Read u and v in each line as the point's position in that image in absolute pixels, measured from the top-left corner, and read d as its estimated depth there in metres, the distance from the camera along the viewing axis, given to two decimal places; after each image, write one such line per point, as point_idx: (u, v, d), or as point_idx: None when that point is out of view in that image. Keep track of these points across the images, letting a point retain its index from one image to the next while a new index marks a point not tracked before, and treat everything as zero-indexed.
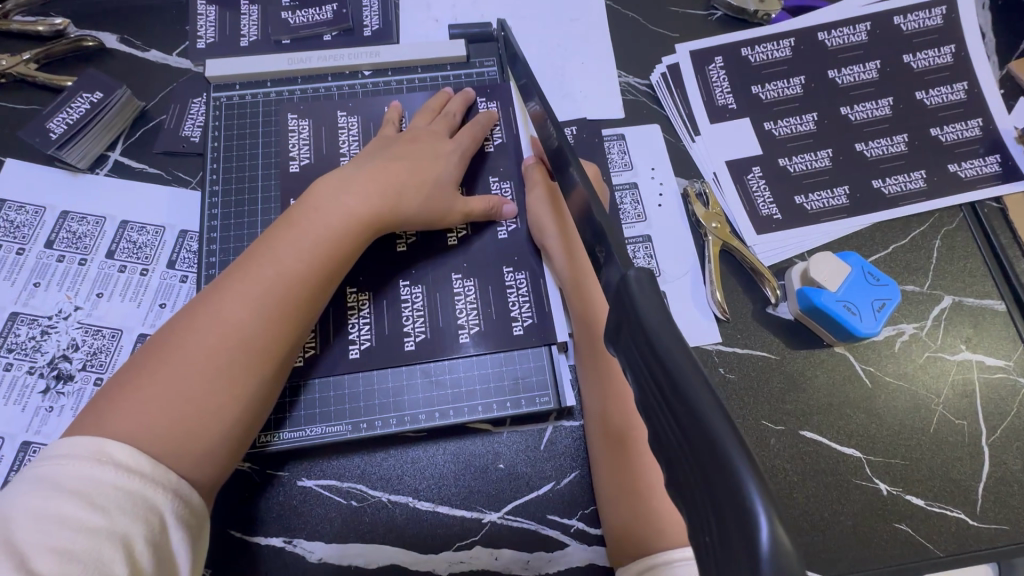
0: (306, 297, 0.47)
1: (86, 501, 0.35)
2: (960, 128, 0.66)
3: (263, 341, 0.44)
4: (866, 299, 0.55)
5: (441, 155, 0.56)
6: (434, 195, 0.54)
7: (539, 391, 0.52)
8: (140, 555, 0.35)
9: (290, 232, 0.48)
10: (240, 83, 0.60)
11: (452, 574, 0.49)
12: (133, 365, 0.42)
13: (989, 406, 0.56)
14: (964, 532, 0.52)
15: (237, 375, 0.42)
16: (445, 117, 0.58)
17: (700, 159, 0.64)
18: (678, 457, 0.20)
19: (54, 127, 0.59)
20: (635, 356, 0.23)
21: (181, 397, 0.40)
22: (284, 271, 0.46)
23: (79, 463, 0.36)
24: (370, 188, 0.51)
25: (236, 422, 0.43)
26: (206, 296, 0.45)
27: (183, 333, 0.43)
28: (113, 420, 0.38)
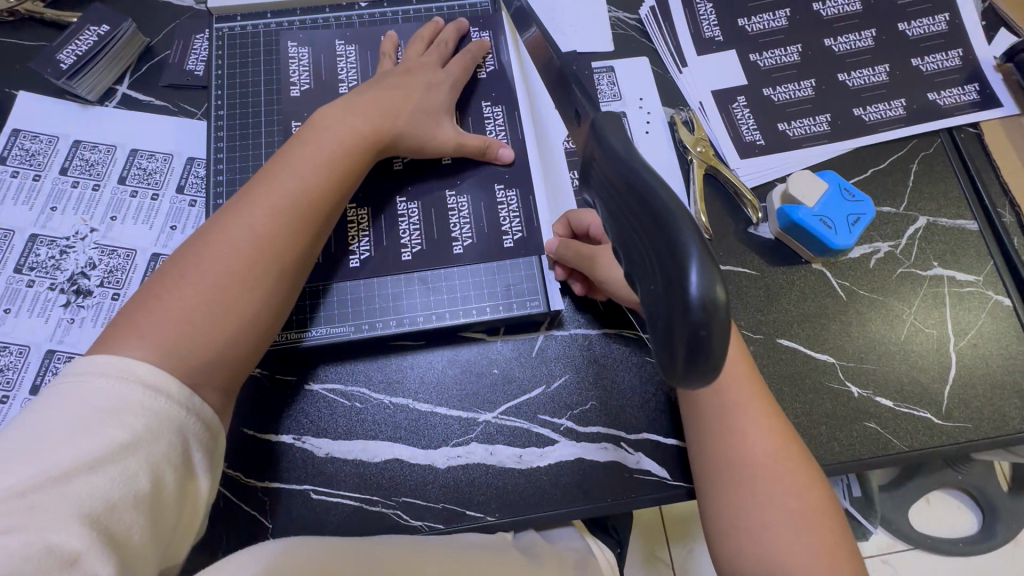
0: (313, 216, 0.49)
1: (115, 418, 0.37)
2: (940, 58, 0.67)
3: (281, 253, 0.47)
4: (841, 214, 0.58)
5: (434, 85, 0.58)
6: (428, 123, 0.56)
7: (530, 297, 0.56)
8: (165, 473, 0.38)
9: (300, 153, 0.50)
10: (242, 15, 0.63)
11: (450, 467, 0.53)
12: (162, 277, 0.44)
13: (958, 317, 0.59)
14: (929, 430, 0.55)
15: (253, 286, 0.45)
16: (438, 47, 0.60)
17: (686, 90, 0.66)
18: (637, 249, 0.25)
19: (64, 59, 0.61)
20: (607, 182, 0.27)
21: (200, 305, 0.43)
22: (296, 189, 0.48)
23: (110, 383, 0.38)
24: (372, 117, 0.53)
25: (261, 327, 0.46)
26: (224, 214, 0.47)
27: (205, 247, 0.45)
28: (149, 323, 0.42)
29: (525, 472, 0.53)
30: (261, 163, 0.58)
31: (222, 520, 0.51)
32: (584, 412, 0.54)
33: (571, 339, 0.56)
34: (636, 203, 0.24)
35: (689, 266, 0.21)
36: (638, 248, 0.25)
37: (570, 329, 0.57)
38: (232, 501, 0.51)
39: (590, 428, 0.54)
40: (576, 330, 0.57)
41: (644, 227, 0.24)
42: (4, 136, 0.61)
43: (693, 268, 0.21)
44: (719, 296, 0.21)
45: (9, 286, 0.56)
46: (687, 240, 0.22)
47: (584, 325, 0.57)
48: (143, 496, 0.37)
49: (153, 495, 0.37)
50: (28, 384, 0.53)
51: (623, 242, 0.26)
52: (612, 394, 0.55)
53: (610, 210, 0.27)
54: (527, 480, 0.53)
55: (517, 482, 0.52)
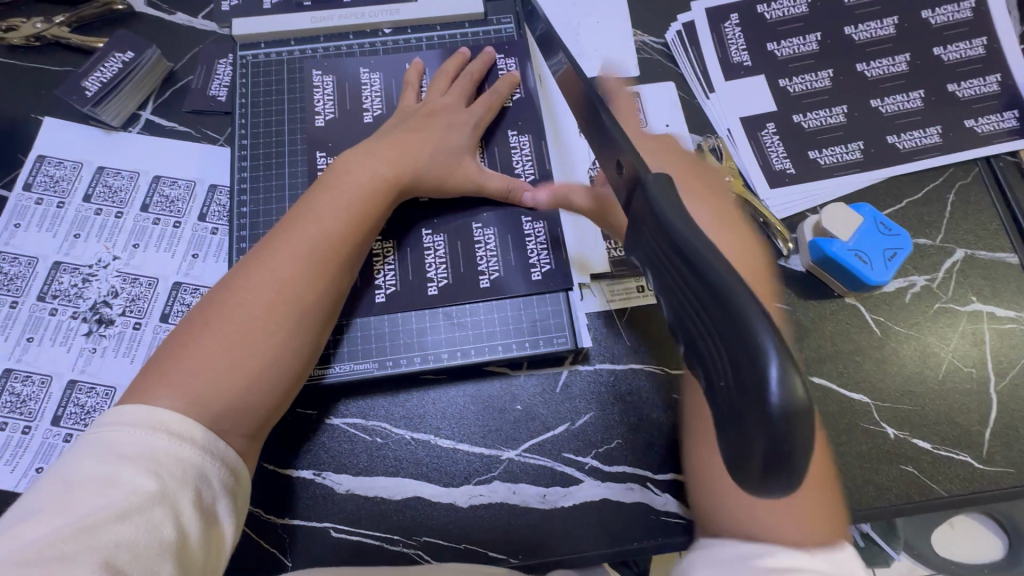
0: (332, 260, 0.49)
1: (141, 467, 0.38)
2: (977, 84, 0.65)
3: (302, 301, 0.48)
4: (877, 248, 0.56)
5: (460, 122, 0.57)
6: (451, 163, 0.55)
7: (557, 333, 0.55)
8: (189, 519, 0.38)
9: (320, 200, 0.50)
10: (265, 42, 0.62)
11: (472, 506, 0.52)
12: (190, 325, 0.46)
13: (998, 355, 0.57)
14: (970, 475, 0.53)
15: (275, 334, 0.46)
16: (463, 80, 0.59)
17: (714, 117, 0.65)
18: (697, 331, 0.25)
19: (88, 87, 0.61)
20: (656, 245, 0.28)
21: (227, 355, 0.45)
22: (317, 236, 0.49)
23: (138, 434, 0.39)
24: (390, 157, 0.53)
25: (286, 372, 0.47)
26: (247, 261, 0.49)
27: (232, 296, 0.47)
28: (177, 371, 0.44)
29: (548, 512, 0.52)
30: (285, 194, 0.57)
31: (241, 556, 0.50)
32: (610, 451, 0.53)
33: (598, 375, 0.55)
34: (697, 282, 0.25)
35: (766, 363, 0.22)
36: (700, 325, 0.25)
37: (596, 365, 0.55)
38: (252, 538, 0.51)
39: (616, 468, 0.52)
40: (602, 366, 0.55)
41: (710, 312, 0.24)
42: (30, 163, 0.61)
43: (772, 367, 0.22)
44: (799, 397, 0.21)
45: (32, 314, 0.56)
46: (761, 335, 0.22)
47: (611, 361, 0.55)
48: (170, 545, 0.37)
49: (180, 545, 0.38)
50: (50, 415, 0.53)
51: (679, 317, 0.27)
52: (638, 433, 0.53)
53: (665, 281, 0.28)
54: (552, 521, 0.51)
55: (540, 523, 0.51)
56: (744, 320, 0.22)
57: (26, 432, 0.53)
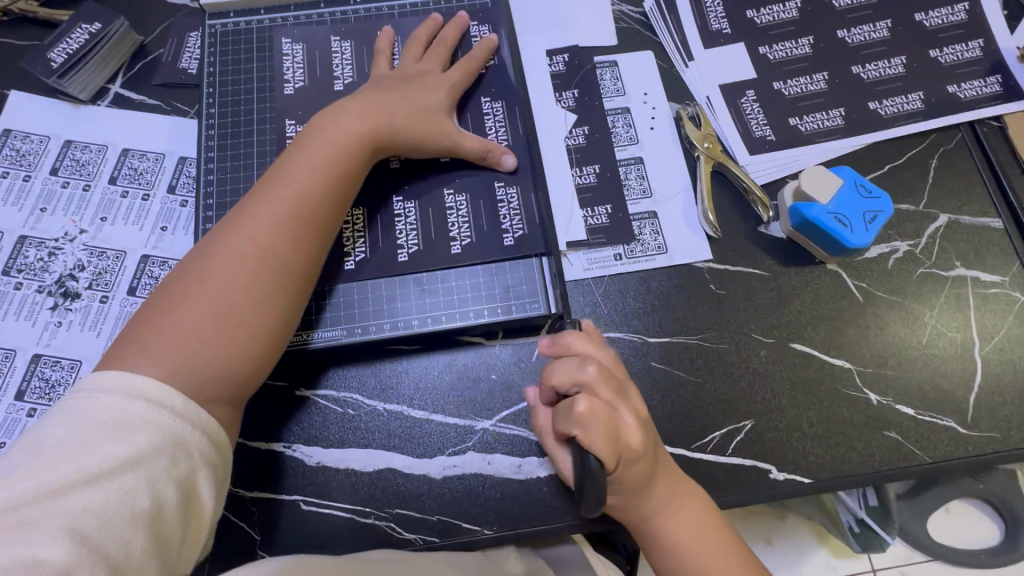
0: (313, 223, 0.48)
1: (116, 435, 0.38)
2: (959, 49, 0.64)
3: (282, 264, 0.46)
4: (857, 211, 0.55)
5: (434, 85, 0.56)
6: (428, 124, 0.54)
7: (531, 299, 0.53)
8: (163, 487, 0.38)
9: (298, 162, 0.49)
10: (234, 11, 0.61)
11: (445, 477, 0.50)
12: (169, 295, 0.45)
13: (983, 320, 0.56)
14: (954, 440, 0.52)
15: (258, 299, 0.45)
16: (437, 46, 0.58)
17: (693, 85, 0.64)
18: None
19: (55, 58, 0.60)
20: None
21: (208, 322, 0.43)
22: (295, 199, 0.47)
23: (114, 399, 0.39)
24: (369, 118, 0.52)
25: (269, 337, 0.46)
26: (224, 227, 0.47)
27: (210, 263, 0.45)
28: (158, 342, 0.42)
29: (523, 482, 0.50)
30: (254, 163, 0.56)
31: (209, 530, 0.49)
32: None
33: None
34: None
35: None
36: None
37: None
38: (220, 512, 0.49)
39: None
40: None
41: None
42: None
43: None
44: None
45: None
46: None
47: None
48: (144, 512, 0.37)
49: (152, 513, 0.37)
50: (13, 389, 0.52)
51: None
52: None
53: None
54: (527, 491, 0.50)
55: (515, 494, 0.50)
56: None
57: None
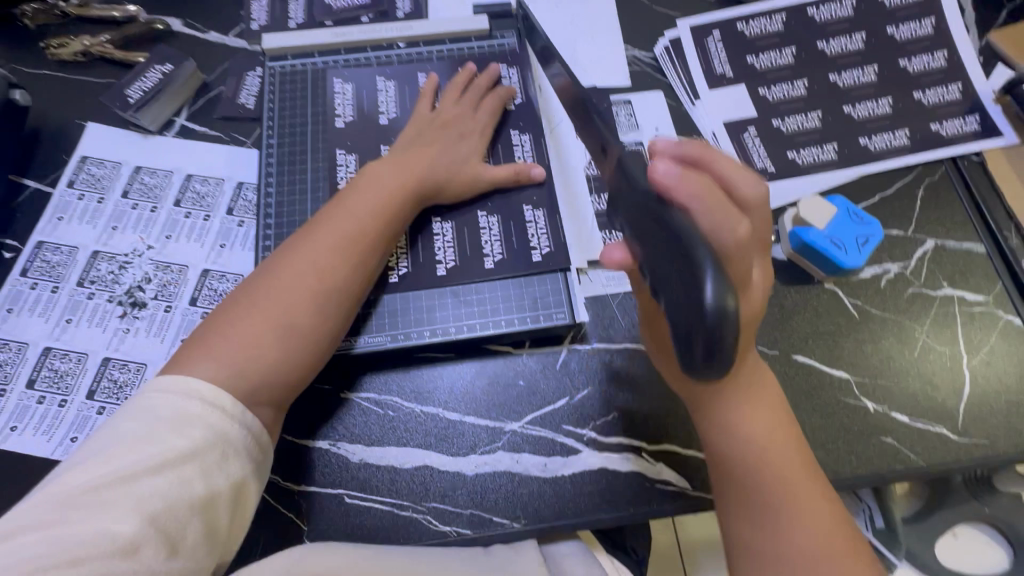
0: (364, 252, 0.54)
1: (175, 430, 0.43)
2: (940, 91, 0.71)
3: (336, 287, 0.52)
4: (850, 235, 0.61)
5: (468, 132, 0.63)
6: (464, 166, 0.61)
7: (556, 309, 0.59)
8: (215, 477, 0.43)
9: (357, 197, 0.56)
10: (290, 54, 0.69)
11: (478, 474, 0.55)
12: (233, 303, 0.51)
13: (969, 336, 0.61)
14: (946, 446, 0.57)
15: (311, 316, 0.51)
16: (468, 92, 0.66)
17: (699, 121, 0.71)
18: (659, 263, 0.31)
19: (131, 95, 0.68)
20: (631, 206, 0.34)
21: (267, 332, 0.49)
22: (352, 229, 0.54)
23: (173, 398, 0.44)
24: (416, 164, 0.59)
25: (312, 353, 0.51)
26: (288, 248, 0.53)
27: (273, 280, 0.51)
28: (223, 345, 0.48)
29: (550, 480, 0.55)
30: (306, 187, 0.63)
31: (260, 520, 0.53)
32: (607, 423, 0.57)
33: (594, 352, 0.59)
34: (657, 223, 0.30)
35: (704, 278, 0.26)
36: (662, 264, 0.31)
37: (593, 343, 0.59)
38: (271, 504, 0.54)
39: (612, 439, 0.56)
40: (598, 344, 0.59)
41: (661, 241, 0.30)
42: (73, 163, 0.67)
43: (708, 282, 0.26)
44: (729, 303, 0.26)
45: (72, 297, 0.61)
46: (705, 261, 0.27)
47: (606, 339, 0.60)
48: (198, 499, 0.42)
49: (206, 500, 0.42)
50: (85, 389, 0.57)
51: (649, 262, 0.32)
52: (632, 407, 0.57)
53: (640, 236, 0.33)
54: (553, 488, 0.54)
55: (542, 490, 0.54)
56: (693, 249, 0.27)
57: (62, 405, 0.57)
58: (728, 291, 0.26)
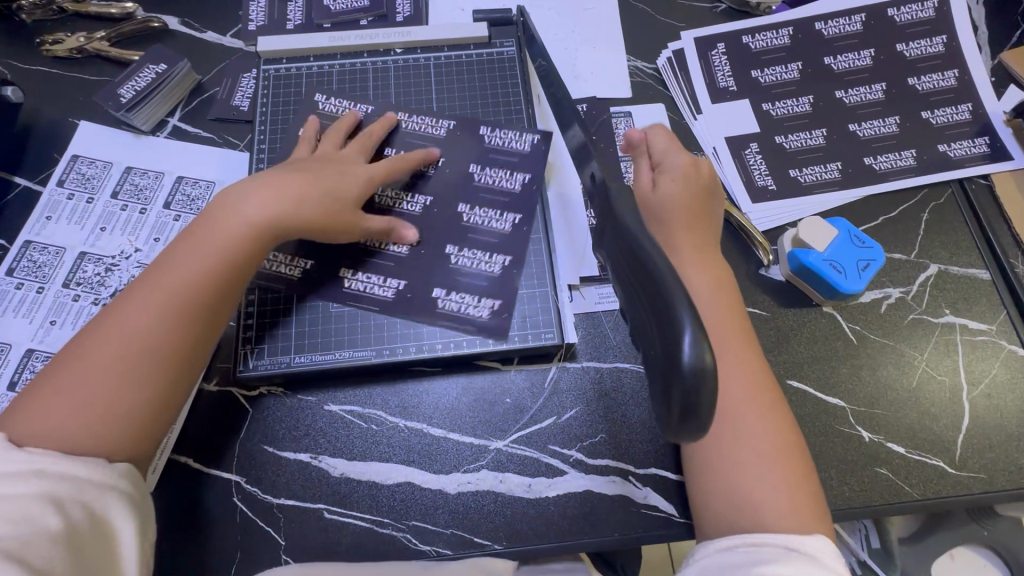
0: (203, 303, 0.49)
1: (13, 476, 0.40)
2: (949, 112, 0.69)
3: (167, 342, 0.47)
4: (851, 259, 0.59)
5: (357, 176, 0.57)
6: (341, 212, 0.55)
7: (545, 329, 0.58)
8: (69, 507, 0.41)
9: (182, 244, 0.51)
10: (286, 58, 0.68)
11: (460, 493, 0.54)
12: (53, 366, 0.46)
13: (971, 366, 0.59)
14: (943, 479, 0.55)
15: (135, 376, 0.46)
16: (363, 139, 0.61)
17: (700, 136, 0.69)
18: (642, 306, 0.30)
19: (124, 94, 0.67)
20: (612, 236, 0.34)
21: (84, 400, 0.44)
22: (186, 277, 0.49)
23: (3, 453, 0.41)
24: (274, 200, 0.52)
25: (149, 414, 0.46)
26: (117, 303, 0.48)
27: (92, 341, 0.46)
28: (34, 417, 0.43)
29: (533, 501, 0.54)
30: None
31: (237, 534, 0.52)
32: (594, 444, 0.55)
33: (584, 372, 0.58)
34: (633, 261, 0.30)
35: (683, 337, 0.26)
36: (645, 313, 0.31)
37: (584, 361, 0.58)
38: (252, 517, 0.53)
39: (599, 460, 0.55)
40: (589, 363, 0.58)
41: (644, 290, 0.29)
42: (64, 162, 0.66)
43: (686, 340, 0.26)
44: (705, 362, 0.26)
45: (57, 299, 0.60)
46: (677, 306, 0.27)
47: (596, 358, 0.58)
48: (56, 532, 0.40)
49: (69, 531, 0.40)
50: None
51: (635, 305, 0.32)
52: (620, 429, 0.56)
53: (626, 271, 0.32)
54: (536, 510, 0.53)
55: (525, 512, 0.53)
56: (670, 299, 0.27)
57: None
58: (702, 333, 0.26)
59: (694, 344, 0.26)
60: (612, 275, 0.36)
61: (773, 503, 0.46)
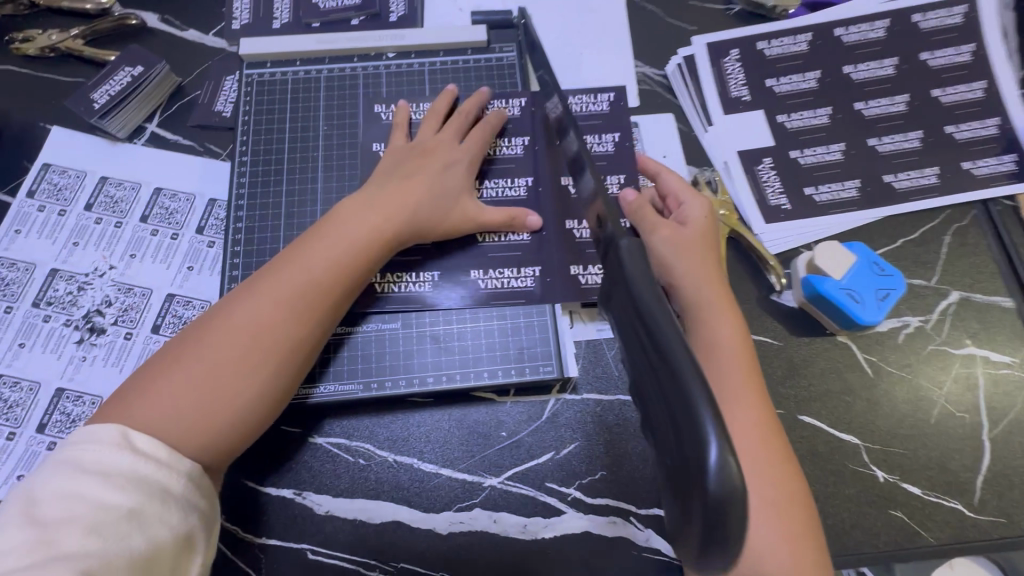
0: (322, 302, 0.48)
1: (107, 482, 0.38)
2: (975, 126, 0.65)
3: (283, 342, 0.46)
4: (870, 288, 0.56)
5: (453, 162, 0.57)
6: (445, 207, 0.55)
7: (543, 361, 0.55)
8: (156, 529, 0.38)
9: (323, 243, 0.50)
10: (271, 61, 0.64)
11: (451, 533, 0.51)
12: (166, 353, 0.45)
13: (992, 402, 0.56)
14: (961, 523, 0.52)
15: (250, 374, 0.45)
16: (458, 118, 0.59)
17: (711, 150, 0.65)
18: (654, 394, 0.29)
19: (97, 99, 0.63)
20: (624, 309, 0.32)
21: (197, 394, 0.43)
22: (315, 277, 0.48)
23: (105, 449, 0.39)
24: (389, 205, 0.53)
25: (257, 416, 0.45)
26: (240, 293, 0.47)
27: (211, 330, 0.45)
28: (145, 406, 0.42)
29: (528, 543, 0.51)
30: (281, 210, 0.58)
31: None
32: (593, 482, 0.52)
33: (584, 405, 0.55)
34: (656, 353, 0.28)
35: (709, 443, 0.25)
36: (653, 397, 0.30)
37: (583, 393, 0.55)
38: (229, 557, 0.49)
39: (599, 500, 0.52)
40: (589, 395, 0.55)
41: (661, 376, 0.28)
42: (34, 170, 0.62)
43: (712, 448, 0.25)
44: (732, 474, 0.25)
45: (26, 319, 0.57)
46: (706, 419, 0.25)
47: (598, 390, 0.55)
48: (138, 556, 0.37)
49: (150, 556, 0.38)
50: (36, 422, 0.53)
51: (642, 384, 0.31)
52: (621, 466, 0.53)
53: (631, 346, 0.31)
54: (531, 552, 0.50)
55: (520, 554, 0.50)
56: (688, 394, 0.26)
57: (10, 438, 0.53)
58: (731, 449, 0.25)
59: (724, 464, 0.25)
60: (622, 347, 0.33)
61: (763, 555, 0.43)
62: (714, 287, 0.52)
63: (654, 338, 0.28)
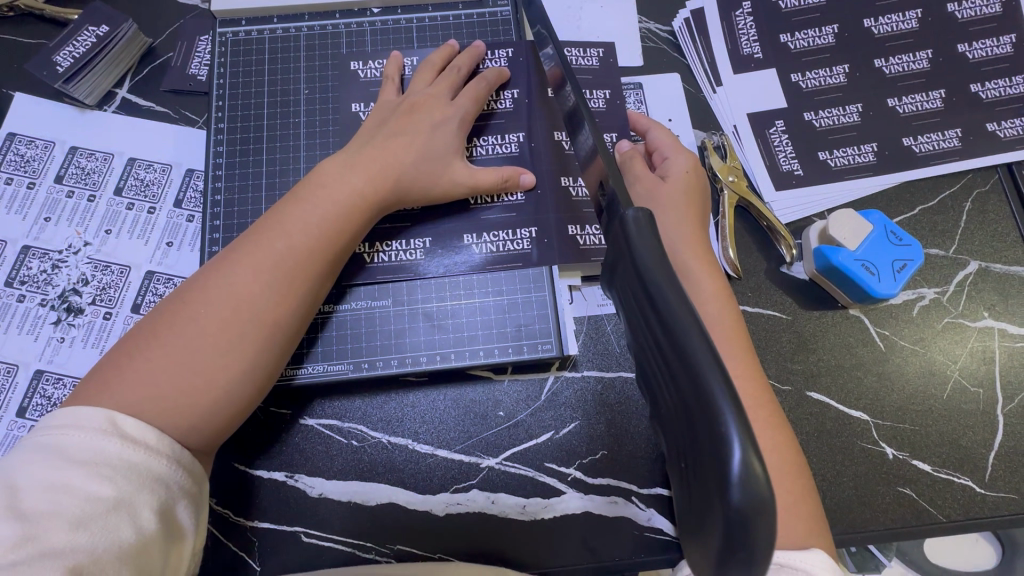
0: (306, 272, 0.45)
1: (91, 471, 0.35)
2: (1002, 84, 0.61)
3: (268, 314, 0.43)
4: (886, 259, 0.53)
5: (442, 120, 0.53)
6: (435, 168, 0.52)
7: (542, 338, 0.53)
8: (145, 517, 0.36)
9: (302, 210, 0.47)
10: (247, 18, 0.59)
11: (448, 515, 0.49)
12: (142, 330, 0.42)
13: (1008, 376, 0.54)
14: (971, 500, 0.51)
15: (234, 348, 0.42)
16: (450, 73, 0.55)
17: (720, 113, 0.61)
18: (667, 384, 0.27)
19: (60, 62, 0.58)
20: (632, 291, 0.29)
21: (179, 370, 0.40)
22: (298, 245, 0.45)
23: (88, 434, 0.37)
24: (372, 167, 0.49)
25: (244, 393, 0.43)
26: (217, 265, 0.44)
27: (188, 305, 0.43)
28: (121, 386, 0.39)
29: (528, 524, 0.49)
30: (263, 180, 0.55)
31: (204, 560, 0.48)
32: (594, 462, 0.51)
33: (585, 382, 0.53)
34: (670, 345, 0.25)
35: (732, 446, 0.22)
36: (665, 385, 0.27)
37: (584, 370, 0.53)
38: (220, 541, 0.48)
39: (600, 480, 0.50)
40: (590, 372, 0.53)
41: (674, 367, 0.25)
42: None
43: (736, 452, 0.22)
44: (756, 476, 0.22)
45: None
46: (728, 417, 0.23)
47: (599, 367, 0.53)
48: (128, 547, 0.35)
49: (139, 546, 0.35)
50: (15, 406, 0.51)
51: (651, 368, 0.29)
52: (622, 445, 0.51)
53: (639, 328, 0.29)
54: (531, 533, 0.49)
55: (519, 536, 0.49)
56: (707, 388, 0.23)
57: None
58: (757, 453, 0.23)
59: (749, 469, 0.22)
60: (626, 328, 0.31)
61: None
62: (700, 257, 0.49)
63: (667, 322, 0.25)
